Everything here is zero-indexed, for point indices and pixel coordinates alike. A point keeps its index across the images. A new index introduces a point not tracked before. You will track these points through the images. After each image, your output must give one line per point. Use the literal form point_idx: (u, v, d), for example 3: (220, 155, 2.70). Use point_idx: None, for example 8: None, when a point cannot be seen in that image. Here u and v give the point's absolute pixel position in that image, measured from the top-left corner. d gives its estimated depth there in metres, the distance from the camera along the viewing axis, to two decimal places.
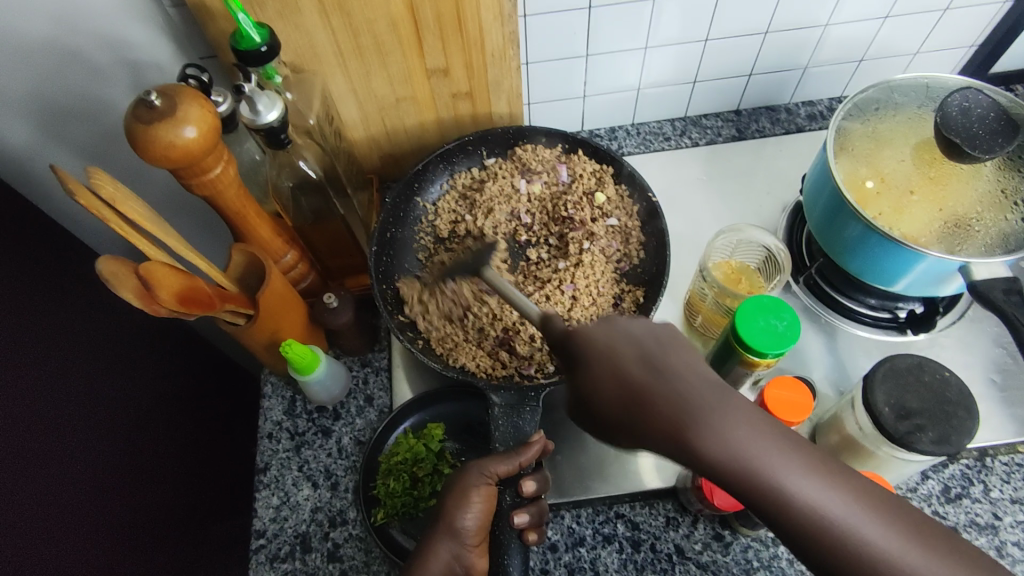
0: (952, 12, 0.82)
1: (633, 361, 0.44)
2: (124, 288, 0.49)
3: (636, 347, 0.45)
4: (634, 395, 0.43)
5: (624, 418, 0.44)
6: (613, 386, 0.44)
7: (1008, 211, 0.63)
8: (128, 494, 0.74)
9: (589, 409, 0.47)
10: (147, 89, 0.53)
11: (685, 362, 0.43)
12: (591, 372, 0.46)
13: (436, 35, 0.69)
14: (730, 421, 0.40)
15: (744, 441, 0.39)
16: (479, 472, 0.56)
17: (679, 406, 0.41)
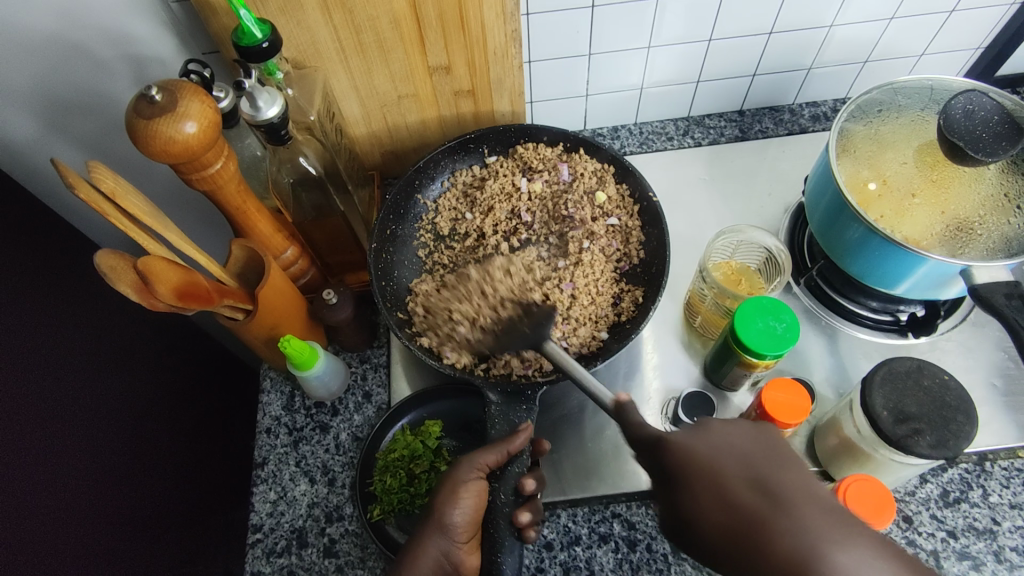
0: (958, 14, 0.82)
1: (743, 484, 0.42)
2: (121, 280, 0.50)
3: (740, 461, 0.44)
4: (743, 522, 0.41)
5: (732, 545, 0.41)
6: (720, 510, 0.42)
7: (1011, 215, 0.63)
8: (125, 487, 0.75)
9: (685, 528, 0.44)
10: (147, 84, 0.53)
11: (796, 484, 0.41)
12: (693, 498, 0.44)
13: (438, 33, 0.69)
14: (865, 565, 0.37)
15: None
16: (470, 467, 0.56)
17: (799, 544, 0.38)
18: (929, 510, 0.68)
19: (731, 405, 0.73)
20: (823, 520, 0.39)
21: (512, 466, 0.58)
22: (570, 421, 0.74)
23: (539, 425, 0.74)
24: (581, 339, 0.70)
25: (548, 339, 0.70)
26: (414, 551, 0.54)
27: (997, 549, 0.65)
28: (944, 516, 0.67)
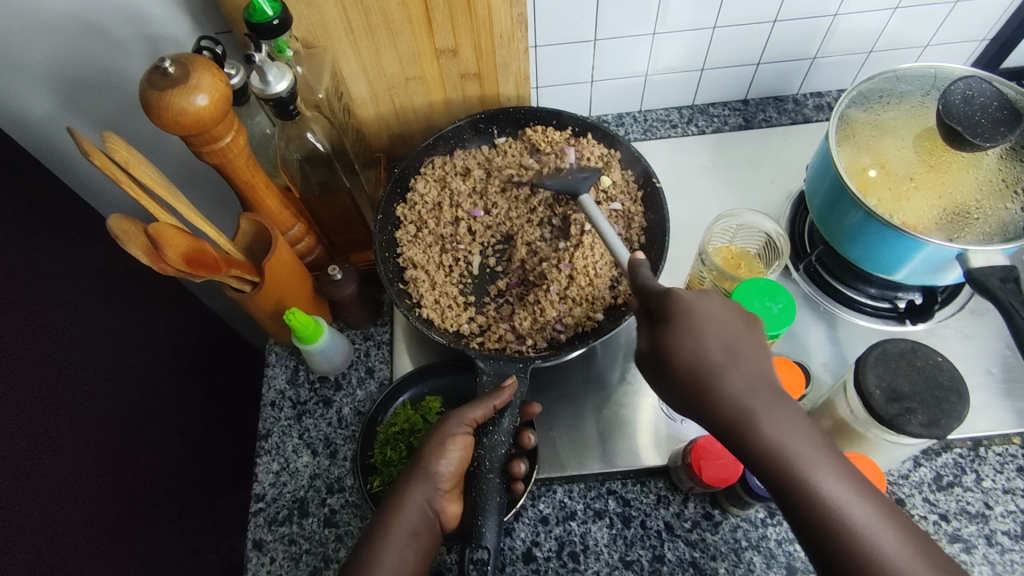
0: (963, 5, 0.82)
1: (717, 345, 0.49)
2: (132, 243, 0.52)
3: (720, 327, 0.49)
4: (707, 369, 0.48)
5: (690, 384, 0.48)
6: (688, 356, 0.49)
7: (1008, 200, 0.63)
8: (131, 457, 0.76)
9: (657, 364, 0.51)
10: (161, 56, 0.55)
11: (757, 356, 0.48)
12: (675, 337, 0.49)
13: (445, 15, 0.70)
14: (779, 418, 0.46)
15: (787, 436, 0.45)
16: (457, 423, 0.59)
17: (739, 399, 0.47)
18: (922, 493, 0.68)
19: None
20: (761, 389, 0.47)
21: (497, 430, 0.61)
22: (569, 399, 0.75)
23: (538, 403, 0.76)
24: (576, 318, 0.71)
25: (544, 317, 0.71)
26: (395, 502, 0.55)
27: (988, 533, 0.66)
28: (936, 500, 0.68)
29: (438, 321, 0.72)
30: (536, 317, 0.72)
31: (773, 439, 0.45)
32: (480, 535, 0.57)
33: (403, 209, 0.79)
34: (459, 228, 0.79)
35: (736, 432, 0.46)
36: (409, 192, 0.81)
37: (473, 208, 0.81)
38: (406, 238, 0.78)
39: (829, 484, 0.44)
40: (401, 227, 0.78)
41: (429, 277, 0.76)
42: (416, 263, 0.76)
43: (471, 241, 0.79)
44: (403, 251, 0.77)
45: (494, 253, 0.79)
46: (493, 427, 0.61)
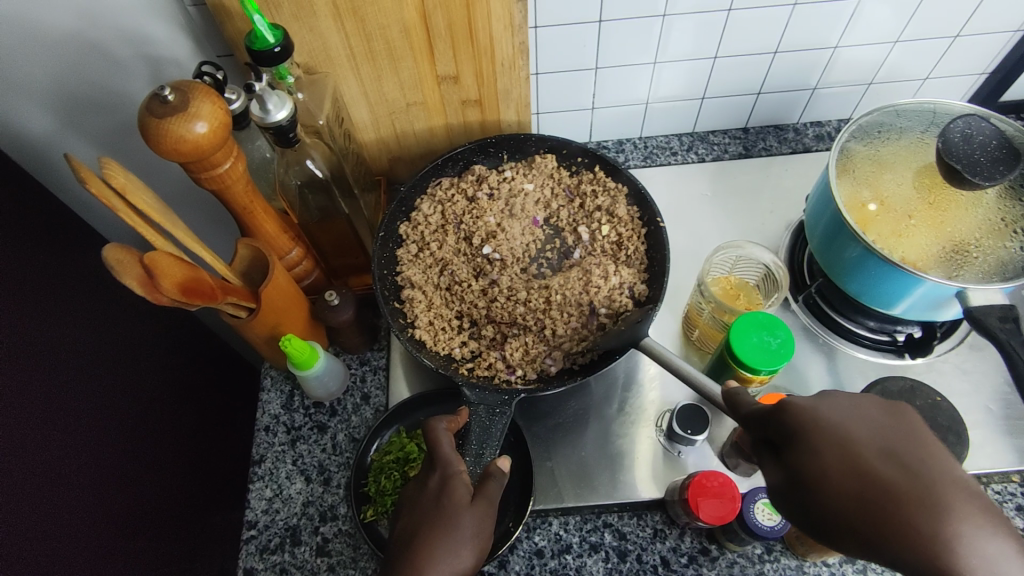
0: (963, 38, 0.83)
1: (876, 452, 0.35)
2: (127, 274, 0.51)
3: (861, 429, 0.36)
4: (873, 488, 0.34)
5: (863, 511, 0.33)
6: (848, 482, 0.34)
7: (1008, 239, 0.63)
8: (123, 481, 0.75)
9: (807, 489, 0.36)
10: (161, 84, 0.55)
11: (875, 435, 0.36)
12: (818, 457, 0.36)
13: (447, 43, 0.70)
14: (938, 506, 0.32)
15: (940, 523, 0.32)
16: (462, 483, 0.56)
17: (879, 487, 0.34)
18: None
19: (726, 419, 0.74)
20: None
21: (484, 453, 0.61)
22: (566, 429, 0.75)
23: (533, 433, 0.75)
24: (568, 353, 0.71)
25: (535, 349, 0.71)
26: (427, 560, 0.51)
27: None
28: None
29: (429, 343, 0.72)
30: (528, 349, 0.71)
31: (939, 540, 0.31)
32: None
33: (406, 228, 0.79)
34: (494, 251, 0.78)
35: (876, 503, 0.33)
36: (413, 211, 0.80)
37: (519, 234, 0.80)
38: (405, 256, 0.77)
39: None
40: (402, 245, 0.78)
41: (426, 298, 0.75)
42: (413, 283, 0.75)
43: (511, 269, 0.77)
44: (402, 269, 0.76)
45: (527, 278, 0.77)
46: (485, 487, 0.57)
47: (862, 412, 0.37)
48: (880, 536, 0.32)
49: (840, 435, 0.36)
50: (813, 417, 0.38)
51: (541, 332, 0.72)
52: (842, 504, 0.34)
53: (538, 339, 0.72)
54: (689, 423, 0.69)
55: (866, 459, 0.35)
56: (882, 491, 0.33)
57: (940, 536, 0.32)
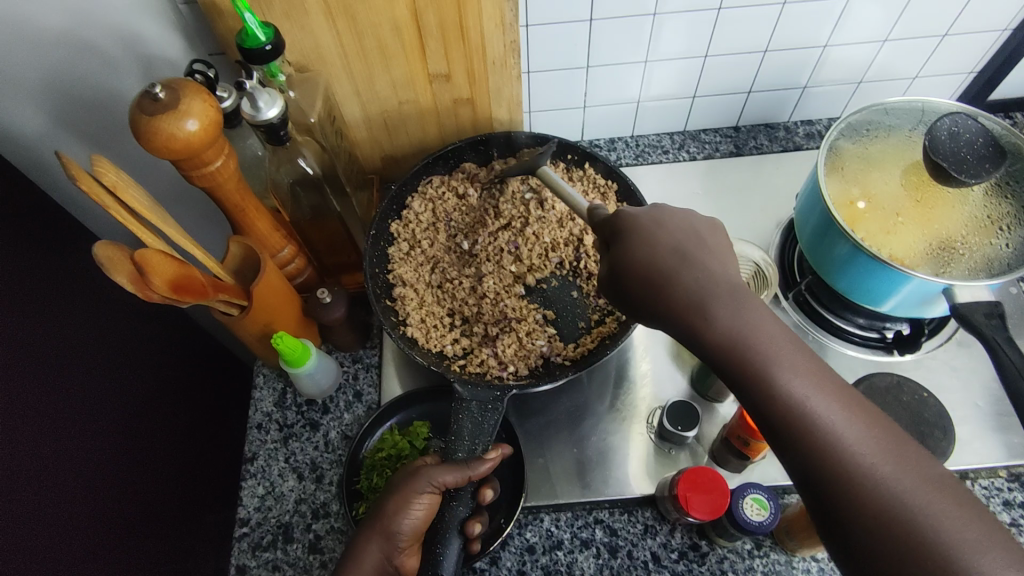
0: (951, 37, 0.83)
1: (668, 249, 0.51)
2: (117, 271, 0.51)
3: (672, 239, 0.52)
4: (658, 267, 0.51)
5: (648, 282, 0.51)
6: (642, 257, 0.52)
7: (994, 235, 0.64)
8: (117, 479, 0.75)
9: (616, 273, 0.54)
10: (152, 82, 0.55)
11: (671, 236, 0.53)
12: (632, 248, 0.53)
13: (438, 41, 0.70)
14: (691, 271, 0.50)
15: (693, 285, 0.49)
16: (427, 480, 0.58)
17: (659, 263, 0.51)
18: None
19: (715, 416, 0.75)
20: (779, 347, 0.45)
21: (462, 452, 0.61)
22: (558, 426, 0.75)
23: (525, 429, 0.75)
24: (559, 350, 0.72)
25: (528, 346, 0.72)
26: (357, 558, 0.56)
27: None
28: None
29: (421, 341, 0.72)
30: (520, 346, 0.72)
31: (691, 296, 0.49)
32: (439, 565, 0.57)
33: (398, 227, 0.79)
34: (483, 247, 0.79)
35: (657, 277, 0.51)
36: (405, 209, 0.80)
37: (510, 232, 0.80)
38: (397, 253, 0.77)
39: (748, 331, 0.46)
40: (393, 243, 0.78)
41: (418, 295, 0.75)
42: (405, 281, 0.76)
43: (499, 265, 0.78)
44: (394, 268, 0.76)
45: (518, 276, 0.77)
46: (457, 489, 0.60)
47: (674, 223, 0.54)
48: (654, 293, 0.51)
49: (647, 240, 0.53)
50: (631, 223, 0.54)
51: (533, 329, 0.73)
52: (638, 280, 0.52)
53: (530, 335, 0.73)
54: (680, 420, 0.69)
55: (657, 251, 0.52)
56: (659, 270, 0.51)
57: (692, 291, 0.49)
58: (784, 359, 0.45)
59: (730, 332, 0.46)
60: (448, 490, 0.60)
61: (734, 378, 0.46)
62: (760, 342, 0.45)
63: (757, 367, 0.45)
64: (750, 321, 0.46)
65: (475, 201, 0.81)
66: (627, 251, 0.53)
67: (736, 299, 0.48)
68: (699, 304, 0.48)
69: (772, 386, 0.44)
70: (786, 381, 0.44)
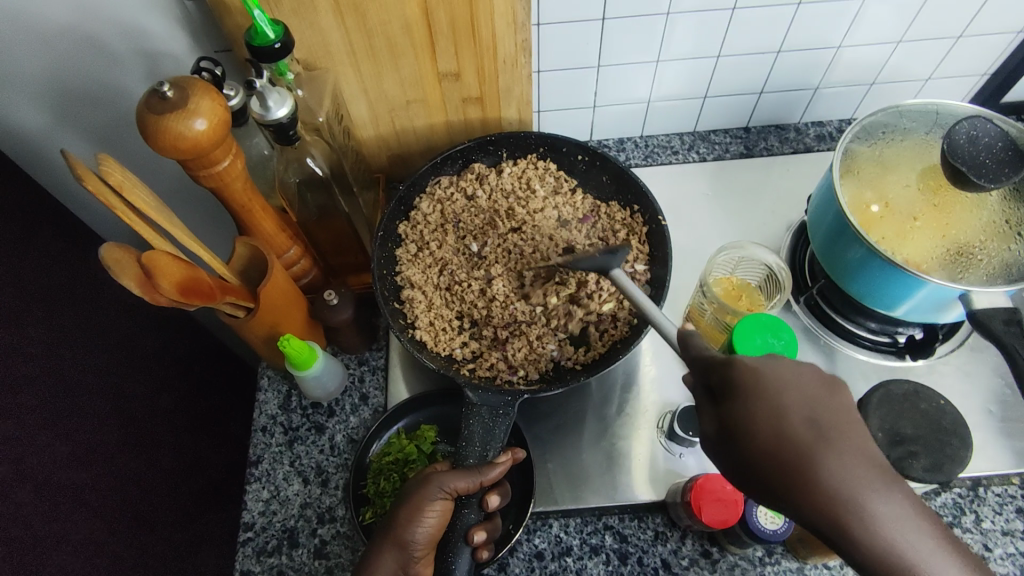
0: (967, 38, 0.82)
1: (800, 418, 0.37)
2: (125, 274, 0.50)
3: (804, 405, 0.38)
4: (789, 452, 0.36)
5: (773, 467, 0.37)
6: (765, 429, 0.37)
7: (1012, 241, 0.63)
8: (119, 481, 0.74)
9: (727, 441, 0.39)
10: (159, 80, 0.54)
11: (796, 392, 0.38)
12: (746, 411, 0.38)
13: (448, 39, 0.69)
14: (836, 453, 0.36)
15: (841, 473, 0.35)
16: (438, 486, 0.57)
17: (788, 439, 0.37)
18: None
19: None
20: (927, 537, 0.34)
21: (469, 457, 0.60)
22: (567, 430, 0.74)
23: (533, 433, 0.74)
24: (569, 354, 0.71)
25: (537, 350, 0.71)
26: (371, 564, 0.56)
27: None
28: None
29: (430, 344, 0.71)
30: (530, 350, 0.71)
31: (835, 487, 0.35)
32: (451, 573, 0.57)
33: (406, 227, 0.78)
34: (492, 251, 0.78)
35: (794, 467, 0.36)
36: (413, 210, 0.79)
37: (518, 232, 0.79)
38: (404, 255, 0.77)
39: (910, 540, 0.34)
40: (401, 245, 0.77)
41: (426, 298, 0.74)
42: (413, 283, 0.75)
43: (508, 269, 0.77)
44: (402, 269, 0.76)
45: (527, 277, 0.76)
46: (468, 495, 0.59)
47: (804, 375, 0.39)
48: (786, 485, 0.36)
49: (773, 401, 0.38)
50: (749, 373, 0.39)
51: (543, 333, 0.72)
52: (760, 453, 0.37)
53: (540, 339, 0.72)
54: (691, 425, 0.68)
55: (789, 420, 0.37)
56: (794, 449, 0.36)
57: (840, 484, 0.35)
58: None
59: (888, 542, 0.34)
60: (459, 497, 0.59)
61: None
62: (912, 541, 0.34)
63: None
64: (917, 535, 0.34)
65: (483, 199, 0.80)
66: (740, 407, 0.38)
67: (892, 493, 0.35)
68: (853, 500, 0.35)
69: None
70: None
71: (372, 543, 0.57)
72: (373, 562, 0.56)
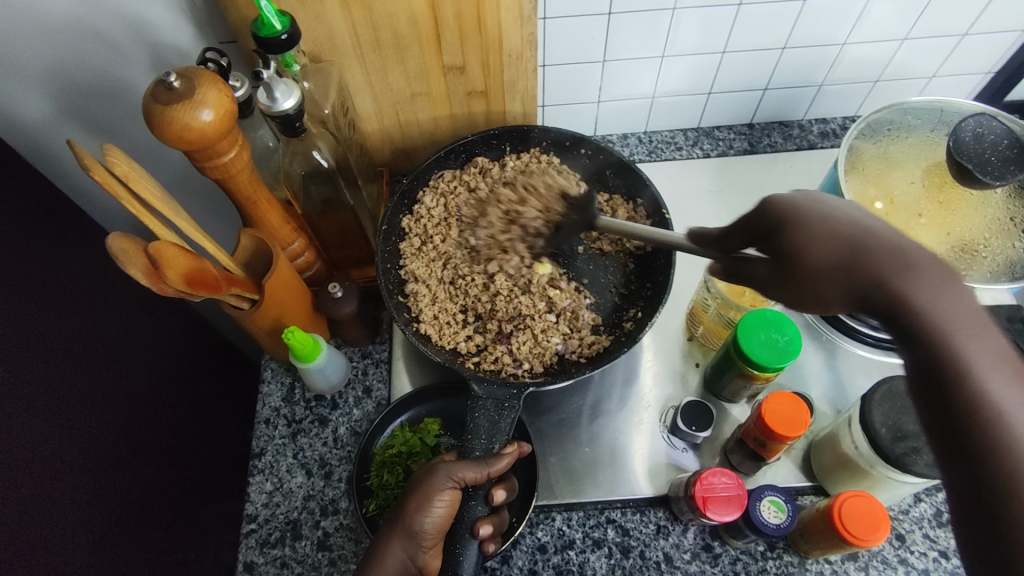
0: (971, 37, 0.82)
1: (853, 228, 0.41)
2: (132, 264, 0.50)
3: (855, 223, 0.41)
4: (844, 254, 0.40)
5: (837, 268, 0.40)
6: (821, 243, 0.41)
7: (1016, 238, 0.63)
8: (122, 472, 0.74)
9: (790, 264, 0.43)
10: (167, 70, 0.54)
11: (853, 211, 0.42)
12: (801, 233, 0.42)
13: (455, 33, 0.69)
14: (889, 252, 0.39)
15: (891, 264, 0.39)
16: (446, 476, 0.58)
17: (841, 245, 0.40)
18: (923, 529, 0.67)
19: (728, 417, 0.74)
20: (980, 327, 0.36)
21: (476, 449, 0.60)
22: (570, 425, 0.75)
23: (534, 427, 0.75)
24: (573, 347, 0.71)
25: (542, 344, 0.71)
26: (378, 553, 0.56)
27: None
28: (937, 536, 0.67)
29: (435, 337, 0.71)
30: (535, 343, 0.71)
31: (887, 275, 0.38)
32: (459, 567, 0.57)
33: (410, 221, 0.78)
34: (493, 244, 0.77)
35: (856, 264, 0.39)
36: (416, 204, 0.79)
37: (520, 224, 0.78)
38: (407, 248, 0.77)
39: (950, 312, 0.37)
40: (404, 239, 0.77)
41: (430, 292, 0.74)
42: (417, 277, 0.75)
43: (511, 262, 0.76)
44: (406, 263, 0.76)
45: (531, 268, 0.76)
46: (476, 486, 0.59)
47: (844, 200, 0.43)
48: (844, 275, 0.40)
49: (822, 219, 0.42)
50: (793, 211, 0.43)
51: (547, 327, 0.72)
52: (816, 258, 0.41)
53: (544, 333, 0.72)
54: (694, 420, 0.68)
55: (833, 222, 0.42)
56: (849, 250, 0.40)
57: (893, 273, 0.38)
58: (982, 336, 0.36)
59: (932, 314, 0.37)
60: (466, 487, 0.59)
61: (910, 351, 0.38)
62: (959, 321, 0.36)
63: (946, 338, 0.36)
64: (951, 295, 0.37)
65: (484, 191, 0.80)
66: (796, 232, 0.42)
67: (939, 276, 0.38)
68: (908, 279, 0.38)
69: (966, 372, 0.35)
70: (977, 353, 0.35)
71: (379, 533, 0.57)
72: (379, 553, 0.56)
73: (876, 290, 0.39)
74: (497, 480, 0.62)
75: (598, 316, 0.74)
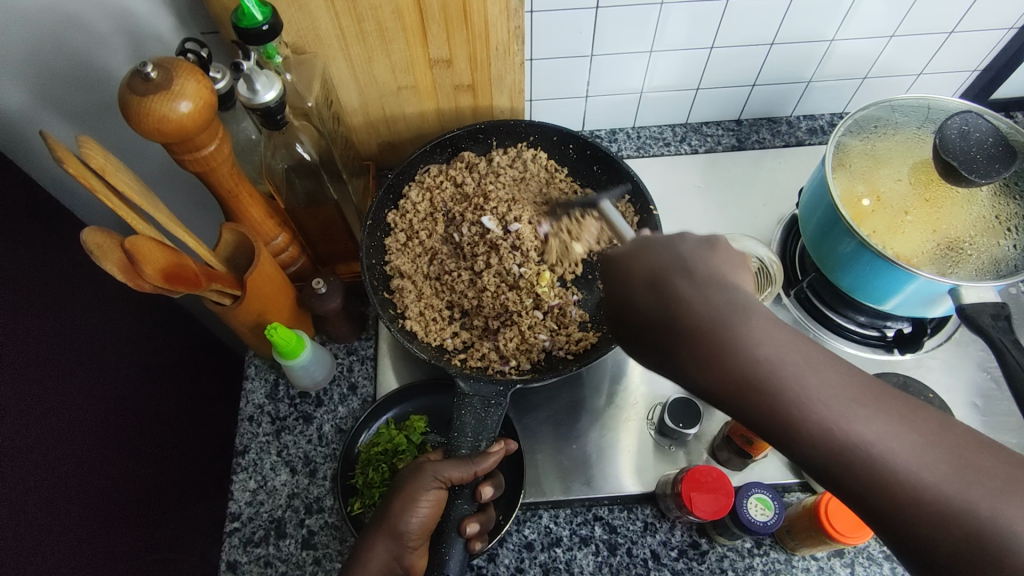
0: (958, 35, 0.83)
1: (642, 280, 0.42)
2: (107, 259, 0.49)
3: (648, 267, 0.42)
4: (641, 315, 0.41)
5: (628, 325, 0.43)
6: (618, 298, 0.43)
7: (1001, 236, 0.63)
8: (103, 470, 0.73)
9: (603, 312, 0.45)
10: (143, 60, 0.52)
11: (652, 257, 0.42)
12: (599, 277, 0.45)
13: (440, 25, 0.68)
14: (671, 305, 0.40)
15: (678, 317, 0.40)
16: (432, 475, 0.57)
17: (630, 302, 0.42)
18: None
19: (715, 412, 0.74)
20: (804, 373, 0.37)
21: (462, 448, 0.60)
22: (557, 422, 0.74)
23: (520, 424, 0.74)
24: (560, 344, 0.71)
25: (529, 340, 0.70)
26: (363, 554, 0.55)
27: None
28: None
29: (421, 334, 0.70)
30: (523, 339, 0.70)
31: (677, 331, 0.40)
32: (445, 565, 0.56)
33: (395, 216, 0.77)
34: (480, 240, 0.76)
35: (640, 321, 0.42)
36: (401, 199, 0.78)
37: (505, 220, 0.77)
38: (392, 242, 0.76)
39: (760, 361, 0.37)
40: (390, 234, 0.76)
41: (416, 288, 0.73)
42: (403, 273, 0.74)
43: (498, 260, 0.75)
44: (391, 258, 0.75)
45: (516, 264, 0.75)
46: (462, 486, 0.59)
47: (648, 253, 0.43)
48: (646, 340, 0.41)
49: (620, 272, 0.43)
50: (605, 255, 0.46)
51: (535, 323, 0.72)
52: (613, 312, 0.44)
53: (532, 329, 0.71)
54: (681, 417, 0.68)
55: (630, 280, 0.43)
56: (637, 309, 0.42)
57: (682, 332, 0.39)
58: (808, 380, 0.37)
59: (737, 368, 0.38)
60: (452, 486, 0.58)
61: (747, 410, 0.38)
62: (771, 373, 0.37)
63: (798, 415, 0.36)
64: (761, 353, 0.38)
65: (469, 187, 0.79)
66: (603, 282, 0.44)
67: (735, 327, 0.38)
68: (701, 337, 0.39)
69: (799, 421, 0.36)
70: (833, 418, 0.35)
71: (365, 532, 0.56)
72: (364, 553, 0.55)
73: (677, 362, 0.39)
74: (484, 478, 0.61)
75: (585, 312, 0.74)
